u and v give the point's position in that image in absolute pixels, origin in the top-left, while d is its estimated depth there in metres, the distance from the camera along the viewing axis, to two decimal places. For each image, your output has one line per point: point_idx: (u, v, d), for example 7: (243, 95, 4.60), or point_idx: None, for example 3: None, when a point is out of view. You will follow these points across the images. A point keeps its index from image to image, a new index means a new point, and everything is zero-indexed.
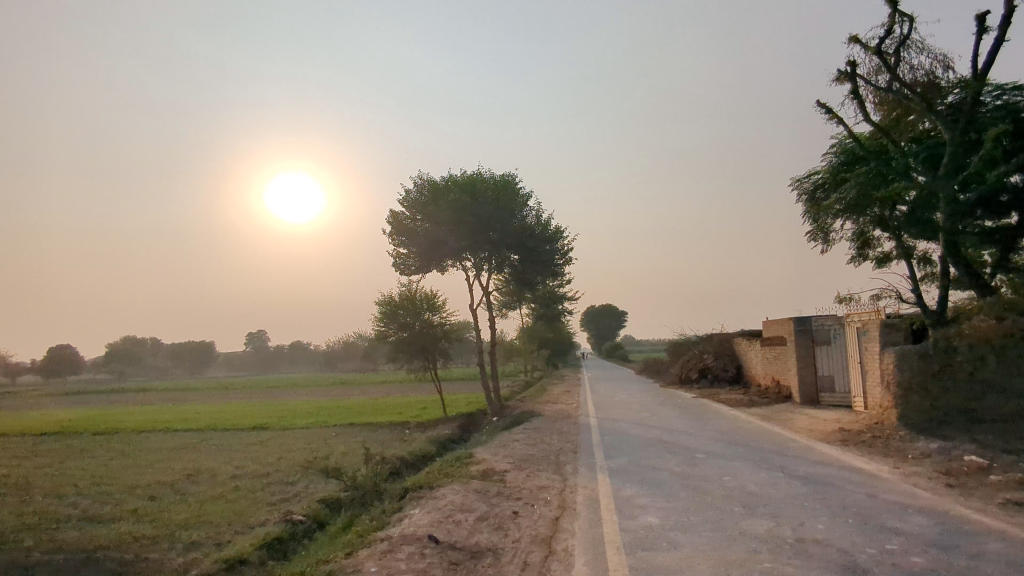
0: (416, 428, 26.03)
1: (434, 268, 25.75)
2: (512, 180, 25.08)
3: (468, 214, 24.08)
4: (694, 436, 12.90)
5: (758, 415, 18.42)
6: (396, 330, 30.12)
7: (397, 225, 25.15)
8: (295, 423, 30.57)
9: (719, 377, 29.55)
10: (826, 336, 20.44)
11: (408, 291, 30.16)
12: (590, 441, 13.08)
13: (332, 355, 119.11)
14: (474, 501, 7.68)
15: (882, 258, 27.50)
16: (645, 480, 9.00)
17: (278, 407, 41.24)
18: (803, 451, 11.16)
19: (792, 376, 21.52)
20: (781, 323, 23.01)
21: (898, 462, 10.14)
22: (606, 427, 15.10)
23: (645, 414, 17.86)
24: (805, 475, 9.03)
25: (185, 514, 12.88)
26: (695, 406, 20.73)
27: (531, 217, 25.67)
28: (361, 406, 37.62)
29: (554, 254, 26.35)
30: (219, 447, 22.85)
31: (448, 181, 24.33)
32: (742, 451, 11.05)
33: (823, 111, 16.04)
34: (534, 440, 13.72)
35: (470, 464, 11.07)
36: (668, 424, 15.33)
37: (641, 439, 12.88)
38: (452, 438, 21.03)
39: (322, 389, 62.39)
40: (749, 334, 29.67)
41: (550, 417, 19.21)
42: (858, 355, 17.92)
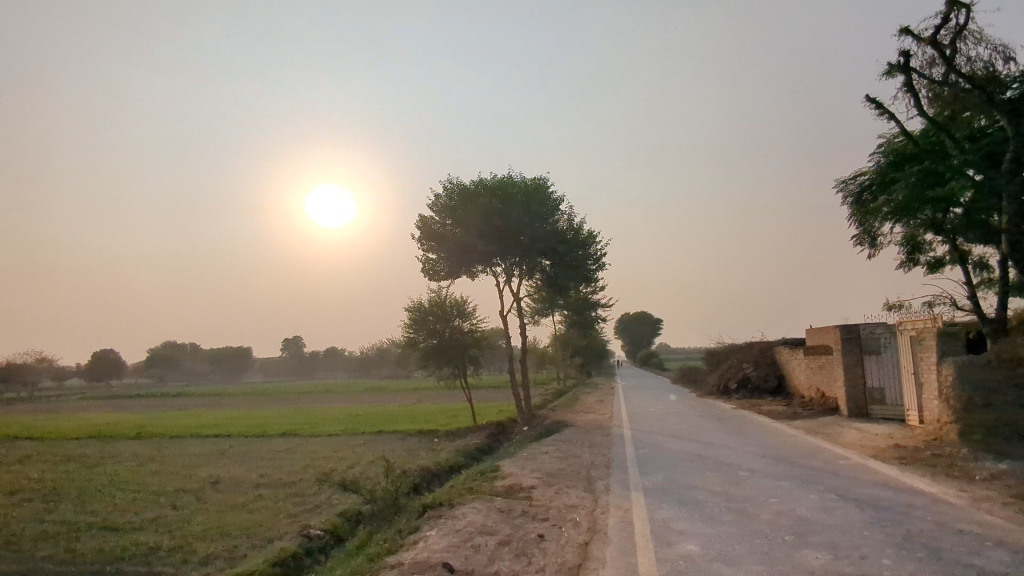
0: (444, 437, 25.59)
1: (463, 274, 25.32)
2: (543, 184, 24.52)
3: (498, 218, 23.59)
4: (735, 451, 12.09)
5: (802, 429, 17.43)
6: (426, 336, 29.79)
7: (426, 230, 24.82)
8: (325, 430, 30.48)
9: (760, 387, 28.40)
10: (876, 345, 19.29)
11: (438, 297, 29.82)
12: (623, 455, 12.38)
13: (366, 361, 120.00)
14: (496, 522, 7.11)
15: (934, 263, 26.09)
16: (683, 500, 8.30)
17: (310, 413, 41.32)
18: (856, 470, 10.28)
19: (839, 387, 20.39)
20: (826, 331, 21.88)
21: (964, 484, 9.22)
22: (641, 440, 14.36)
23: (682, 426, 17.04)
24: (862, 497, 8.20)
25: (205, 525, 12.65)
26: (734, 418, 19.77)
27: (562, 222, 25.07)
28: (391, 413, 37.41)
29: (586, 259, 25.67)
30: (248, 454, 22.79)
31: (477, 185, 23.92)
32: (789, 469, 10.22)
33: (873, 106, 15.06)
34: (564, 453, 13.07)
35: (495, 478, 10.51)
36: (707, 437, 14.52)
37: (678, 454, 12.13)
38: (480, 449, 20.51)
39: (354, 395, 62.61)
40: (791, 342, 28.45)
41: (582, 428, 18.52)
42: (911, 366, 16.77)
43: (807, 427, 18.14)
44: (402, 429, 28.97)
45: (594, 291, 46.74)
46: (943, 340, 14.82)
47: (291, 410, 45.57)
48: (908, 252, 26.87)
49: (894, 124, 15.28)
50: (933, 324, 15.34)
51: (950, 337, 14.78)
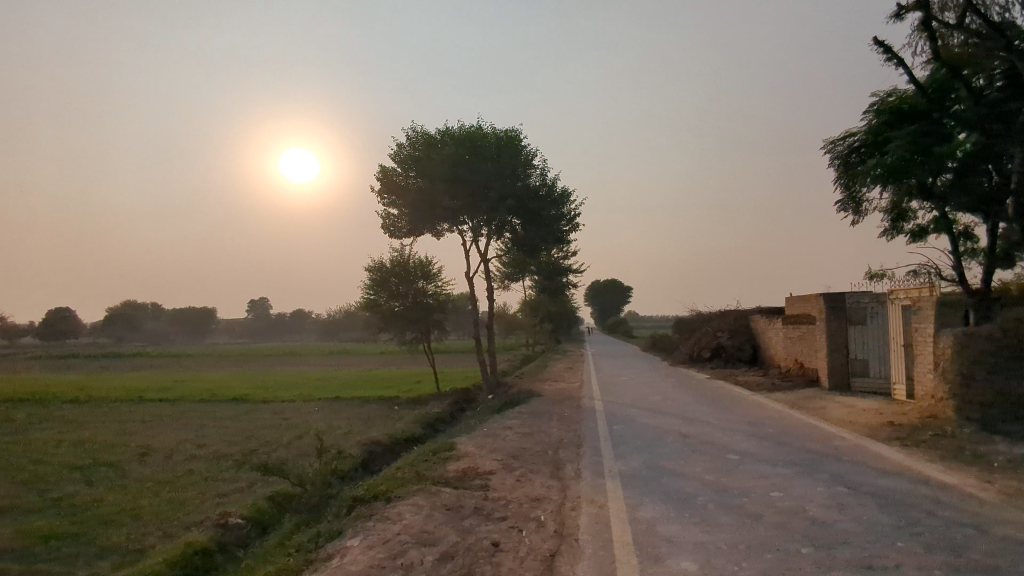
0: (405, 405, 24.12)
1: (426, 232, 23.55)
2: (514, 137, 22.72)
3: (465, 171, 21.79)
4: (719, 430, 10.81)
5: (784, 402, 16.35)
6: (387, 298, 28.04)
7: (387, 182, 22.89)
8: (280, 395, 28.71)
9: (734, 357, 27.49)
10: (862, 315, 18.24)
11: (401, 257, 28.03)
12: (595, 432, 11.01)
13: (332, 324, 117.62)
14: (439, 526, 5.60)
15: (917, 231, 25.52)
16: (668, 493, 6.90)
17: (267, 378, 39.41)
18: (858, 452, 9.07)
19: (820, 358, 19.40)
20: (809, 299, 20.78)
21: (985, 471, 8.05)
22: (614, 414, 13.06)
23: (657, 398, 15.79)
24: (878, 490, 6.94)
25: (116, 506, 10.94)
26: (710, 389, 18.66)
27: (535, 178, 23.32)
28: (352, 379, 35.79)
29: (559, 219, 23.99)
30: (190, 421, 20.98)
31: (444, 134, 22.06)
32: (786, 452, 8.95)
33: (880, 49, 13.70)
34: (529, 429, 11.66)
35: (449, 461, 9.02)
36: (686, 411, 13.26)
37: (656, 431, 10.82)
38: (441, 419, 19.06)
39: (319, 358, 60.72)
40: (768, 311, 27.50)
41: (550, 398, 17.21)
42: (904, 337, 15.71)
43: (788, 400, 17.10)
44: (361, 395, 27.41)
45: (566, 255, 45.49)
46: (943, 310, 13.71)
47: (249, 373, 43.63)
48: (892, 219, 26.18)
49: (901, 70, 13.94)
50: (932, 292, 14.25)
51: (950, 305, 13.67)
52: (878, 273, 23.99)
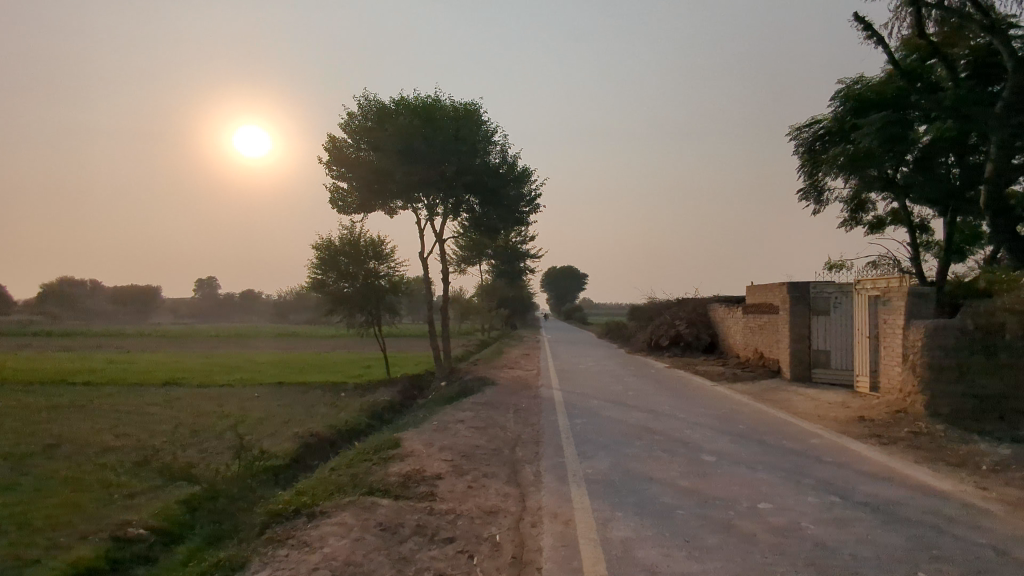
0: (353, 392, 22.85)
1: (378, 207, 22.16)
2: (475, 111, 21.49)
3: (421, 144, 20.48)
4: (689, 425, 10.05)
5: (747, 394, 15.83)
6: (336, 278, 26.51)
7: (337, 152, 21.42)
8: (219, 379, 26.96)
9: (693, 345, 27.12)
10: (826, 305, 17.87)
11: (352, 236, 26.55)
12: (556, 427, 10.08)
13: (282, 305, 114.02)
14: (371, 554, 4.53)
15: (875, 222, 25.65)
16: (643, 504, 5.97)
17: (207, 359, 37.34)
18: (839, 453, 8.38)
19: (781, 349, 19.02)
20: (772, 289, 20.37)
21: (978, 476, 7.42)
22: (574, 407, 12.19)
23: (619, 389, 15.03)
24: (873, 498, 6.20)
25: (7, 506, 9.48)
26: (672, 379, 18.03)
27: (497, 156, 22.19)
28: (298, 362, 34.13)
29: (519, 200, 22.76)
30: (113, 406, 19.24)
31: (399, 104, 20.69)
32: (763, 454, 8.20)
33: (860, 26, 13.24)
34: (484, 423, 10.66)
35: (393, 462, 7.92)
36: (650, 404, 12.49)
37: (621, 427, 9.96)
38: (390, 409, 17.85)
39: (267, 339, 58.43)
40: (727, 300, 27.18)
41: (507, 386, 16.29)
42: (870, 328, 15.36)
43: (751, 391, 16.57)
44: (307, 380, 25.95)
45: (524, 240, 44.69)
46: (914, 301, 13.27)
47: (189, 354, 41.38)
48: (851, 209, 26.27)
49: (881, 49, 13.50)
50: (901, 282, 13.90)
51: (921, 297, 13.25)
52: (837, 263, 23.87)
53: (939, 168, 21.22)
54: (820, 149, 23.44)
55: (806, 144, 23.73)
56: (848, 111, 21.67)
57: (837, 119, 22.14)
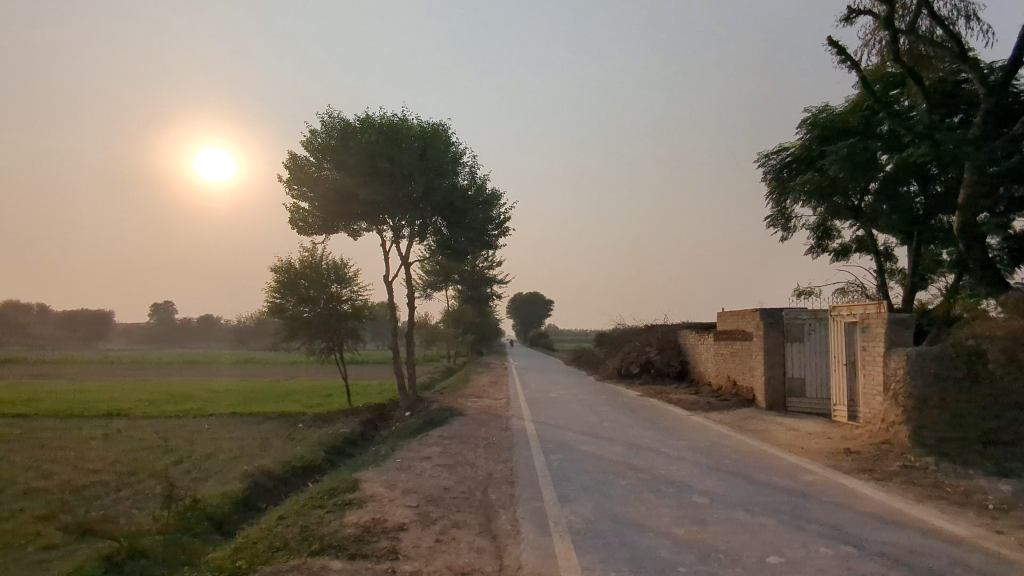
0: (311, 423, 21.61)
1: (341, 228, 21.28)
2: (443, 131, 20.89)
3: (387, 163, 19.75)
4: (673, 461, 9.38)
5: (725, 424, 15.30)
6: (296, 303, 25.32)
7: (297, 170, 20.54)
8: (166, 409, 25.33)
9: (663, 373, 26.65)
10: (800, 332, 17.60)
11: (313, 258, 25.49)
12: (530, 464, 9.30)
13: (241, 330, 110.54)
14: None
15: (840, 250, 25.84)
16: (639, 559, 5.23)
17: (157, 388, 35.38)
18: (837, 492, 7.78)
19: (755, 377, 18.65)
20: (744, 315, 20.07)
21: (989, 517, 6.89)
22: (548, 440, 11.43)
23: (593, 420, 14.32)
24: (888, 547, 5.61)
25: None
26: (646, 408, 17.42)
27: (465, 177, 21.57)
28: (254, 391, 32.52)
29: (488, 222, 22.11)
30: (45, 441, 17.64)
31: (364, 122, 19.99)
32: (757, 494, 7.57)
33: (834, 49, 13.24)
34: (453, 460, 9.79)
35: (350, 509, 7.03)
36: (628, 437, 11.80)
37: (601, 464, 9.25)
38: (349, 442, 16.76)
39: (223, 366, 56.13)
40: (698, 326, 26.87)
41: (476, 417, 15.45)
42: (847, 356, 15.05)
43: (727, 421, 16.07)
44: (263, 411, 24.55)
45: (490, 264, 44.09)
46: (894, 328, 12.99)
47: (137, 381, 39.25)
48: (817, 236, 26.44)
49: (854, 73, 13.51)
50: (878, 309, 13.65)
51: (901, 323, 12.96)
52: (806, 290, 23.82)
53: (903, 195, 21.48)
54: (788, 175, 23.50)
55: (774, 171, 23.82)
56: (816, 138, 21.79)
57: (804, 147, 22.23)
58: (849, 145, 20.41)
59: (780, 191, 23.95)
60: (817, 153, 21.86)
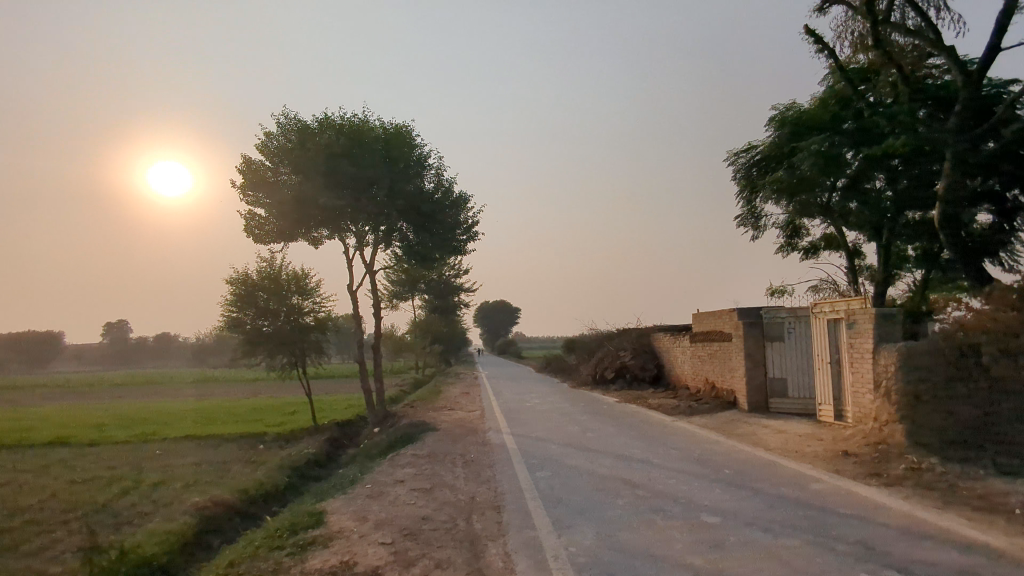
0: (273, 443, 20.35)
1: (300, 235, 20.17)
2: (406, 133, 19.96)
3: (348, 166, 18.75)
4: (670, 476, 8.66)
5: (710, 429, 14.71)
6: (253, 316, 23.95)
7: (251, 175, 19.38)
8: (115, 435, 23.66)
9: (639, 377, 26.10)
10: (779, 331, 17.20)
11: (271, 269, 24.20)
12: (516, 484, 8.49)
13: (199, 347, 106.81)
14: None
15: (810, 247, 25.76)
16: None
17: (105, 411, 33.31)
18: (852, 503, 7.22)
19: (735, 378, 18.18)
20: (722, 315, 19.61)
21: (1019, 524, 6.40)
22: (531, 455, 10.62)
23: (574, 430, 13.57)
24: (934, 569, 4.99)
25: None
26: (626, 415, 16.74)
27: (431, 181, 20.66)
28: (211, 411, 30.84)
29: (456, 226, 21.21)
30: None
31: (323, 123, 18.98)
32: (770, 510, 6.90)
33: (811, 38, 12.93)
34: (429, 483, 8.89)
35: (315, 550, 6.09)
36: (615, 448, 11.08)
37: (592, 480, 8.51)
38: (313, 464, 15.64)
39: (179, 386, 53.70)
40: (671, 329, 26.43)
41: (450, 432, 14.52)
42: (832, 354, 14.65)
43: (711, 425, 15.50)
44: (221, 432, 23.11)
45: (457, 272, 43.19)
46: (882, 323, 12.57)
47: (85, 406, 37.01)
48: (786, 234, 26.32)
49: (831, 62, 13.22)
50: (863, 305, 13.24)
51: (889, 318, 12.55)
52: (779, 288, 23.58)
53: (869, 190, 21.48)
54: (758, 174, 23.26)
55: (743, 170, 23.62)
56: (785, 135, 21.56)
57: (774, 145, 21.99)
58: (820, 141, 20.23)
59: (751, 190, 23.69)
60: (787, 151, 21.65)
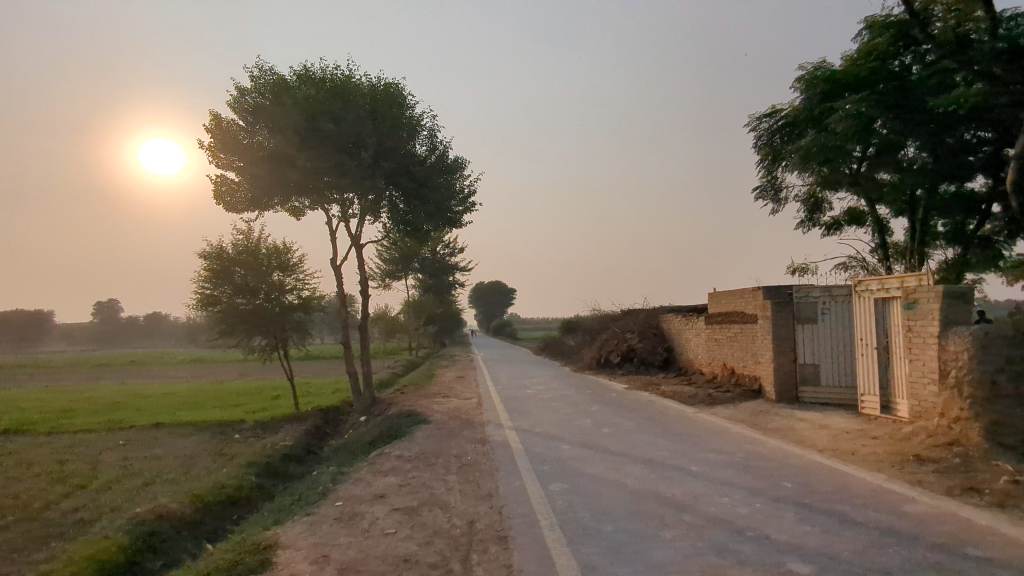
0: (249, 433, 18.51)
1: (277, 203, 18.20)
2: (396, 91, 17.90)
3: (331, 124, 16.72)
4: (721, 493, 6.87)
5: (739, 422, 12.93)
6: (230, 293, 21.97)
7: (222, 135, 17.31)
8: (79, 421, 21.77)
9: (647, 361, 24.34)
10: (813, 312, 15.37)
11: (248, 243, 22.18)
12: (527, 504, 6.71)
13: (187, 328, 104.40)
14: None
15: (832, 222, 23.85)
16: None
17: (78, 394, 31.39)
18: (976, 541, 5.49)
19: (761, 364, 16.37)
20: (745, 294, 17.75)
21: None
22: (541, 459, 8.80)
23: (585, 426, 11.78)
24: None
25: None
26: (641, 405, 14.94)
27: (423, 145, 18.63)
28: (189, 395, 28.95)
29: (451, 196, 19.12)
30: None
31: (302, 77, 16.93)
32: (876, 555, 5.11)
33: None
34: (416, 500, 7.08)
35: None
36: (641, 450, 9.29)
37: (624, 499, 6.73)
38: (288, 460, 13.78)
39: (163, 367, 51.66)
40: (682, 310, 24.62)
41: (443, 425, 12.68)
42: (880, 339, 12.84)
43: (739, 418, 13.70)
44: (194, 419, 21.22)
45: (452, 250, 41.31)
46: (951, 303, 10.72)
47: (59, 388, 35.07)
48: (808, 209, 24.38)
49: None
50: (922, 282, 11.37)
51: (959, 296, 10.69)
52: (802, 266, 21.72)
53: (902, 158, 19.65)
54: (781, 141, 21.54)
55: (765, 136, 21.86)
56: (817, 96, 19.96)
57: (802, 108, 20.28)
58: (856, 102, 18.47)
59: (773, 158, 21.94)
60: (819, 113, 19.94)
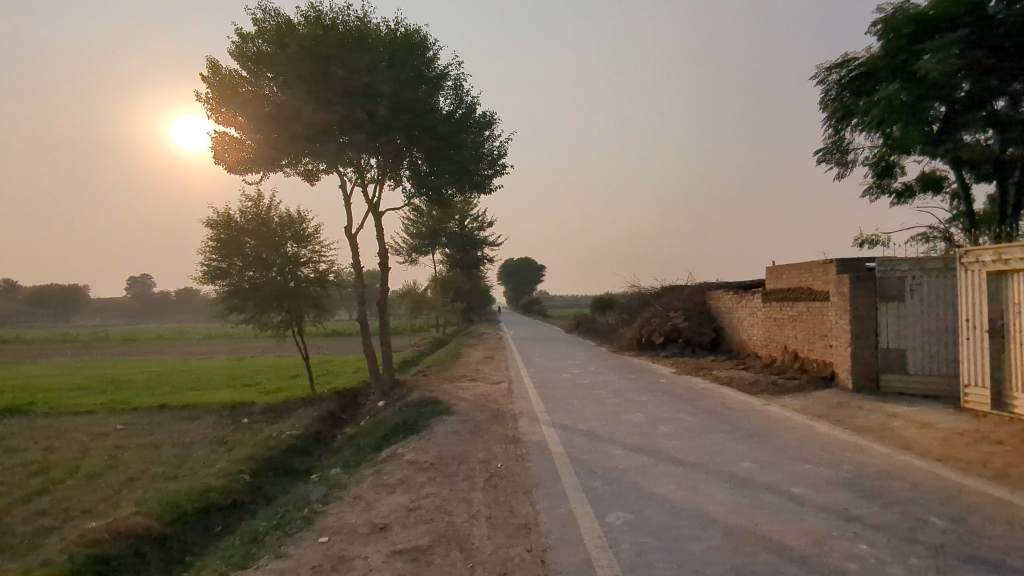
0: (260, 417, 17.05)
1: (285, 164, 16.46)
2: (417, 39, 15.89)
3: (342, 73, 14.85)
4: (850, 538, 4.91)
5: (819, 418, 10.88)
6: (241, 265, 20.44)
7: (221, 87, 15.52)
8: (87, 401, 20.66)
9: (693, 343, 22.24)
10: (899, 289, 13.11)
11: (260, 212, 20.59)
12: (578, 546, 4.86)
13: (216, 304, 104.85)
14: None
15: (904, 190, 21.28)
16: None
17: (96, 371, 30.57)
18: None
19: (834, 348, 14.18)
20: (813, 269, 15.50)
21: None
22: (589, 471, 6.94)
23: (636, 422, 9.89)
24: None
25: None
26: (695, 394, 12.96)
27: (447, 100, 16.63)
28: (206, 373, 27.79)
29: (478, 159, 17.09)
30: None
31: (309, 20, 15.02)
32: None
33: None
34: (428, 533, 5.31)
35: None
36: (714, 459, 7.35)
37: (714, 545, 4.81)
38: (293, 453, 12.16)
39: (187, 343, 50.89)
40: (732, 287, 22.43)
41: (468, 417, 10.91)
42: (994, 321, 10.59)
43: (816, 412, 11.61)
44: (204, 400, 19.87)
45: (481, 225, 39.59)
46: None
47: (79, 364, 34.36)
48: (876, 175, 21.80)
49: None
50: None
51: None
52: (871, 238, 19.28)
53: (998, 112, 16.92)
54: (852, 94, 19.21)
55: (835, 90, 19.57)
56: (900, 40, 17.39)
57: (879, 55, 17.87)
58: (943, 48, 16.00)
59: (842, 114, 19.61)
60: (902, 59, 17.32)
